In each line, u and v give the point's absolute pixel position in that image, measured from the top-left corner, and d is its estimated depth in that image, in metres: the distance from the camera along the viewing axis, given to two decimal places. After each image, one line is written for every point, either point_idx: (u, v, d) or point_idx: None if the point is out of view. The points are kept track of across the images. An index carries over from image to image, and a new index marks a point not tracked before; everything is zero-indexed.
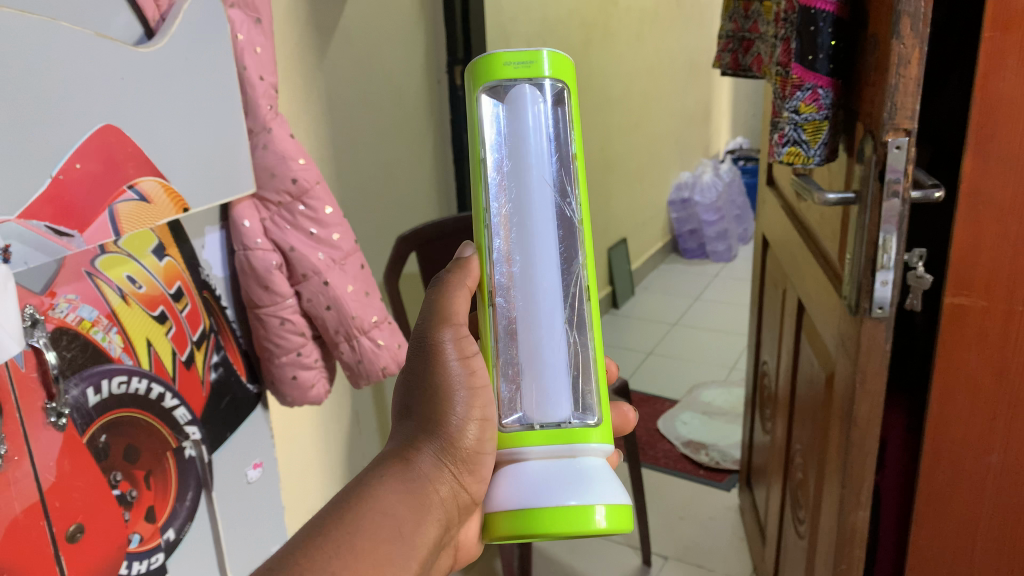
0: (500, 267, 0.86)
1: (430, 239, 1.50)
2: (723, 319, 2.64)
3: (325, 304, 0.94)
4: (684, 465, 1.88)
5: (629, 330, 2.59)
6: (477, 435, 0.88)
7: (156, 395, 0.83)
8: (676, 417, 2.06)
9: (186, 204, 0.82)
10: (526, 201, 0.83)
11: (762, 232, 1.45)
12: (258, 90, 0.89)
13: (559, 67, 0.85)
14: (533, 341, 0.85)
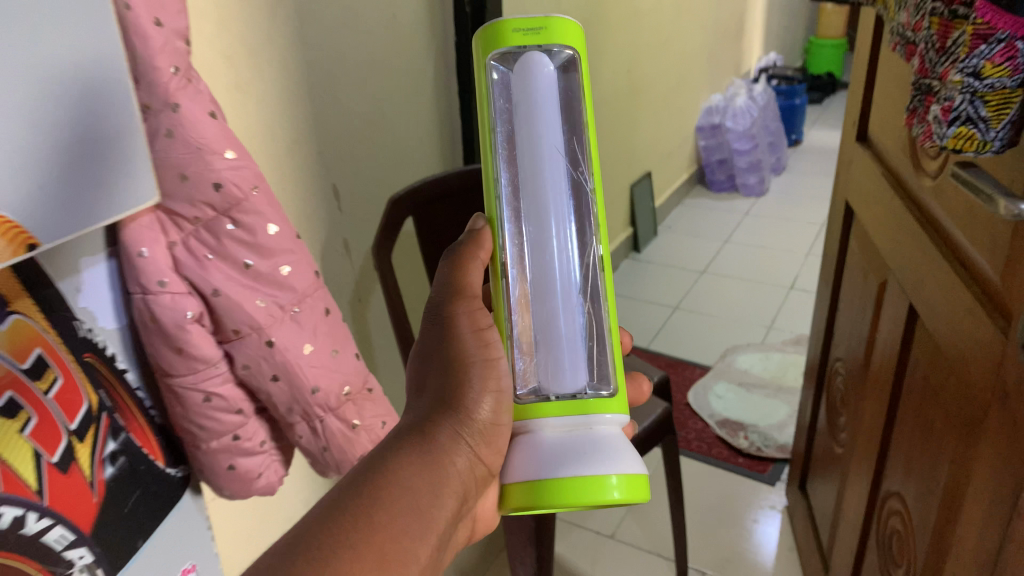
0: (510, 237, 0.72)
1: (427, 206, 1.22)
2: (758, 267, 2.37)
3: (272, 373, 0.71)
4: (720, 451, 1.65)
5: (652, 278, 2.33)
6: (492, 411, 0.75)
7: (9, 520, 0.57)
8: (708, 390, 1.81)
9: (33, 239, 0.52)
10: (536, 163, 0.67)
11: (845, 197, 1.17)
12: (157, 42, 0.59)
13: (570, 29, 0.69)
14: (545, 317, 0.70)
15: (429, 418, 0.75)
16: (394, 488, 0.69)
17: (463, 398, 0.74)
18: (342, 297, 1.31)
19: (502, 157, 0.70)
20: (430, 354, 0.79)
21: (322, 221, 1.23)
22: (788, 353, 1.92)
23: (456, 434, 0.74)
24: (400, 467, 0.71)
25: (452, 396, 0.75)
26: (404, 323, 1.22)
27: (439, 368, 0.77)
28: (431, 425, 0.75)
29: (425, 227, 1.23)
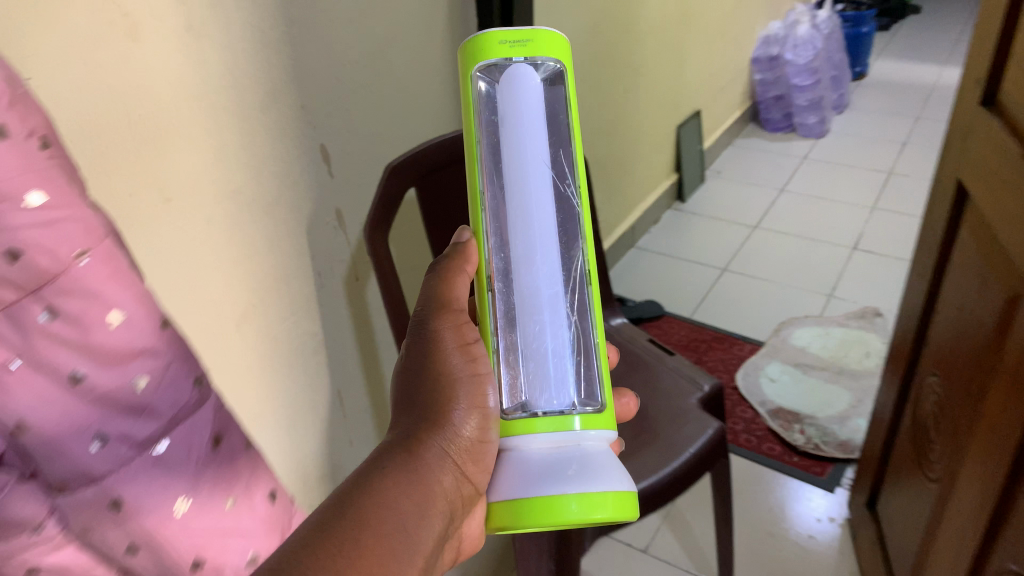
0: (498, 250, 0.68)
1: (427, 173, 1.00)
2: (817, 223, 2.12)
3: (132, 543, 0.51)
4: (772, 447, 1.45)
5: (698, 234, 2.10)
6: (478, 428, 0.68)
7: None
8: (760, 371, 1.61)
9: None
10: (520, 173, 0.65)
11: (957, 175, 0.93)
12: None
13: (556, 42, 0.67)
14: (528, 331, 0.66)
15: (411, 437, 0.68)
16: (382, 509, 0.62)
17: (447, 414, 0.68)
18: (336, 277, 1.12)
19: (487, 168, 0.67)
20: (406, 371, 0.72)
21: (308, 188, 1.03)
22: (851, 329, 1.70)
23: (440, 453, 0.67)
24: (386, 486, 0.64)
25: (437, 411, 0.69)
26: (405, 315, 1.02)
27: (418, 384, 0.71)
28: (413, 443, 0.68)
29: (426, 198, 1.01)
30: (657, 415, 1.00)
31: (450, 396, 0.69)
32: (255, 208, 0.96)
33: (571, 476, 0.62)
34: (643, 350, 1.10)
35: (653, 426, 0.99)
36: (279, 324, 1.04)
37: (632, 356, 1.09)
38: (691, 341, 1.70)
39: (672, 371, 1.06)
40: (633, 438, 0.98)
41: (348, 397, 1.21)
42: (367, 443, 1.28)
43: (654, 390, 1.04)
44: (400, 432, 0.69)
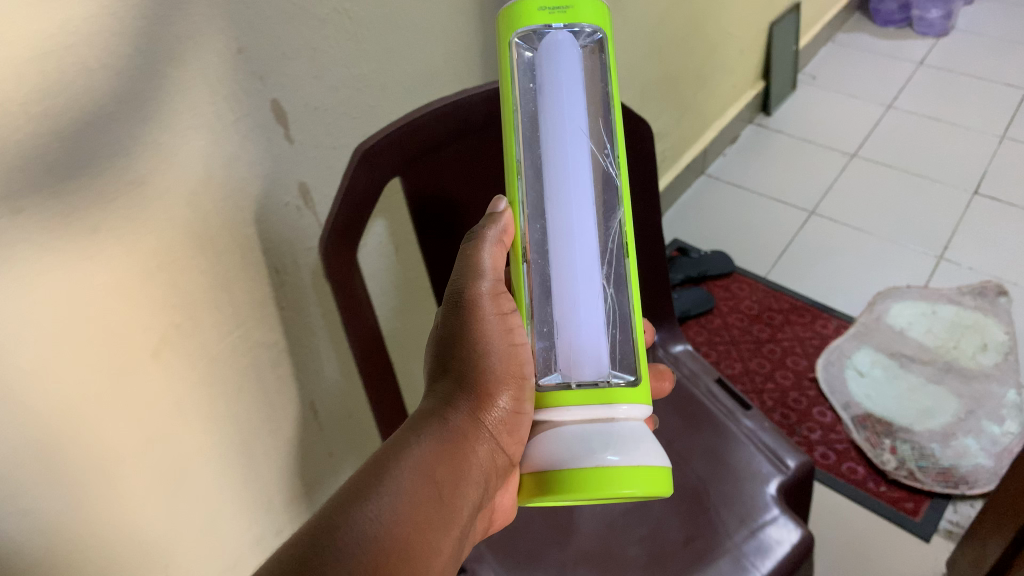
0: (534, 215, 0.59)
1: (424, 156, 0.71)
2: (931, 154, 1.73)
3: None
4: (854, 469, 1.17)
5: (783, 162, 1.74)
6: (513, 400, 0.61)
7: None
8: (846, 360, 1.31)
9: None
10: (560, 145, 0.56)
11: None
12: None
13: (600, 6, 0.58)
14: (564, 306, 0.57)
15: (443, 408, 0.61)
16: (408, 497, 0.55)
17: (482, 383, 0.61)
18: (302, 271, 0.84)
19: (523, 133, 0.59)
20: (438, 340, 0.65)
21: (257, 161, 0.73)
22: (964, 310, 1.37)
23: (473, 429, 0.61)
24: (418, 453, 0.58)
25: (471, 377, 0.62)
26: (381, 350, 0.74)
27: (450, 351, 0.63)
28: (442, 417, 0.61)
29: (422, 191, 0.73)
30: (719, 506, 0.73)
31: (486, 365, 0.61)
32: (171, 199, 0.67)
33: (609, 447, 0.55)
34: (709, 402, 0.82)
35: (711, 524, 0.72)
36: (212, 340, 0.77)
37: (693, 409, 0.82)
38: (764, 311, 1.40)
39: (746, 439, 0.78)
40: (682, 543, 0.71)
41: (324, 406, 0.96)
42: (353, 451, 1.04)
43: (718, 467, 0.76)
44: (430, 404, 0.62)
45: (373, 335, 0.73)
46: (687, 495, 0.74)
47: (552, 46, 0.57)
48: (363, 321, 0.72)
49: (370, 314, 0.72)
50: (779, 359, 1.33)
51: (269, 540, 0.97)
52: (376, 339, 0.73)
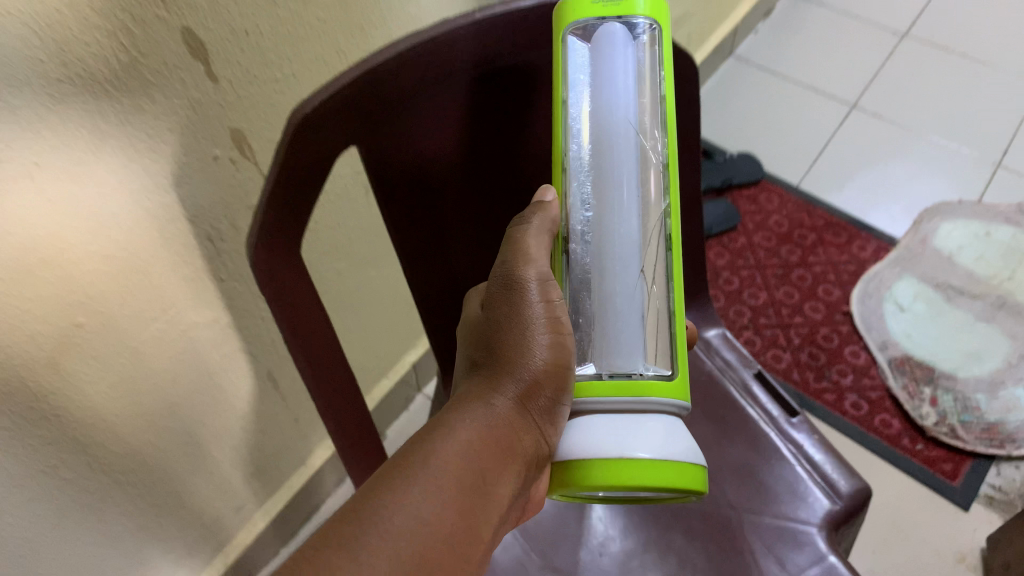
0: (580, 211, 0.45)
1: (400, 132, 0.52)
2: (994, 34, 1.50)
3: None
4: (888, 422, 1.04)
5: (822, 44, 1.52)
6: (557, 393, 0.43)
7: None
8: (885, 291, 1.16)
9: None
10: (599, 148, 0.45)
11: None
12: None
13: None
14: (603, 334, 0.44)
15: (467, 398, 0.44)
16: (396, 512, 0.38)
17: (517, 362, 0.44)
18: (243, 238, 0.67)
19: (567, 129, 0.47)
20: (469, 322, 0.49)
21: (167, 111, 0.55)
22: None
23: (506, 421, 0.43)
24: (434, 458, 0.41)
25: (505, 354, 0.45)
26: (346, 374, 0.58)
27: (481, 331, 0.47)
28: (464, 407, 0.44)
29: (394, 178, 0.54)
30: (753, 546, 0.61)
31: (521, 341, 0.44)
32: (39, 177, 0.49)
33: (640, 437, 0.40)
34: (745, 403, 0.67)
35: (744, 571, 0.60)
36: (132, 332, 0.62)
37: (725, 411, 0.67)
38: (795, 229, 1.24)
39: (789, 455, 0.65)
40: None
41: (284, 373, 0.82)
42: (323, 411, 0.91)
43: (753, 492, 0.63)
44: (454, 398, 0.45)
45: (333, 355, 0.56)
46: (715, 531, 0.62)
47: (610, 34, 0.45)
48: (318, 341, 0.55)
49: (329, 331, 0.55)
50: (809, 289, 1.18)
51: (230, 515, 0.86)
52: (339, 360, 0.57)
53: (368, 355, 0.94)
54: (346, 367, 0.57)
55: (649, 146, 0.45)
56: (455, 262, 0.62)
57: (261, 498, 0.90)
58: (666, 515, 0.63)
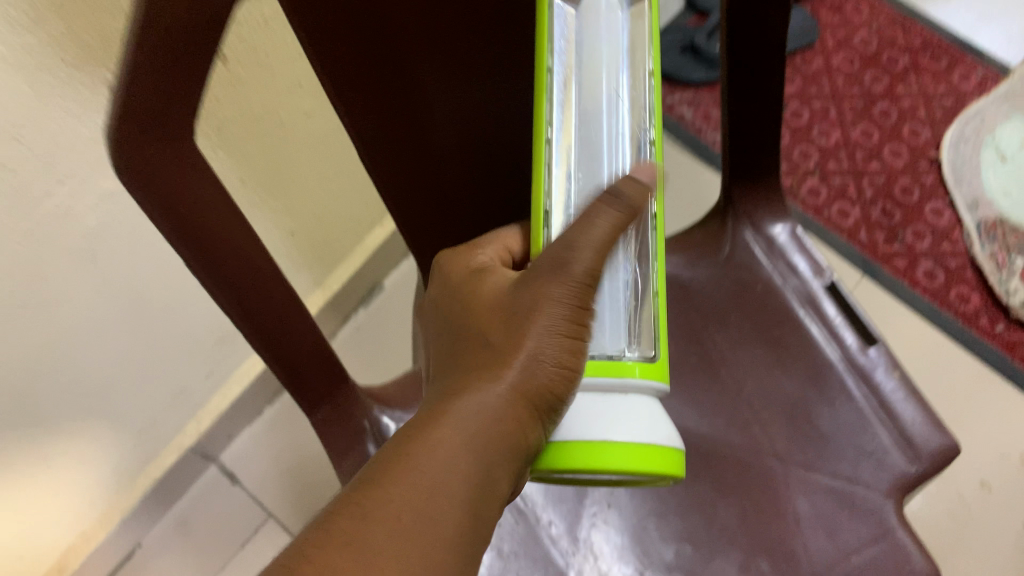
0: (556, 186, 0.34)
1: (375, 77, 0.36)
2: None
3: None
4: (967, 296, 0.89)
5: None
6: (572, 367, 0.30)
7: None
8: (985, 135, 0.96)
9: None
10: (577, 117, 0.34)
11: None
12: None
13: None
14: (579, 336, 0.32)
15: (461, 374, 0.31)
16: (367, 555, 0.27)
17: (528, 324, 0.30)
18: None
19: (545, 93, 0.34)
20: (463, 267, 0.35)
21: None
22: None
23: (513, 405, 0.30)
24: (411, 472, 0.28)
25: (511, 310, 0.31)
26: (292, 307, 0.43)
27: (483, 280, 0.33)
28: (456, 388, 0.31)
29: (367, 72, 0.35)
30: (797, 510, 0.49)
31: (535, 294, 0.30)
32: None
33: (615, 415, 0.30)
34: (809, 323, 0.53)
35: (782, 542, 0.48)
36: (16, 212, 0.49)
37: (781, 333, 0.53)
38: (884, 51, 1.02)
39: (858, 397, 0.51)
40: (734, 569, 0.48)
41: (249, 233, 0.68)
42: (305, 267, 0.78)
43: (804, 441, 0.50)
44: (441, 376, 0.32)
45: (270, 287, 0.41)
46: (752, 486, 0.50)
47: None
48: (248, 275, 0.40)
49: (261, 256, 0.40)
50: (892, 128, 0.98)
51: (200, 382, 0.77)
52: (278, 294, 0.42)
53: (360, 204, 0.78)
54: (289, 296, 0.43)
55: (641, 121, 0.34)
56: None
57: (238, 361, 0.80)
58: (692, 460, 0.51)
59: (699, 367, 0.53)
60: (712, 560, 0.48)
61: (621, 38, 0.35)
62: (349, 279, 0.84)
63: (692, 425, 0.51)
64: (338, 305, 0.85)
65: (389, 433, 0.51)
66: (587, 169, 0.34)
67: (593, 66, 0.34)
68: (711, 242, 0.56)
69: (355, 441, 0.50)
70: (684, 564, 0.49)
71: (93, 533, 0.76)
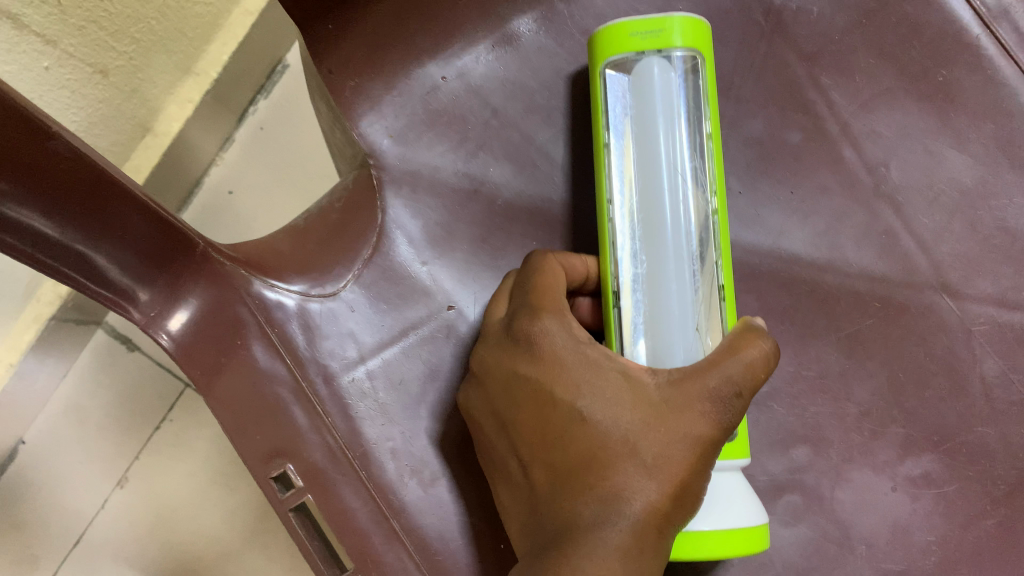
0: (624, 263, 0.28)
1: None
2: None
3: None
4: None
5: None
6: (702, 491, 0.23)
7: None
8: None
9: None
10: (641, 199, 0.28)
11: None
12: None
13: (698, 34, 0.28)
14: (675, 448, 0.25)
15: (593, 492, 0.22)
16: None
17: (678, 451, 0.22)
18: None
19: (612, 174, 0.29)
20: (559, 335, 0.24)
21: None
22: None
23: (660, 535, 0.22)
24: None
25: (658, 422, 0.22)
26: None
27: (596, 361, 0.24)
28: (596, 512, 0.22)
29: None
30: (985, 376, 0.29)
31: (690, 413, 0.22)
32: None
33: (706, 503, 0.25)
34: (998, 52, 0.30)
35: (963, 430, 0.29)
36: None
37: (951, 75, 0.30)
38: None
39: None
40: (886, 479, 0.29)
41: None
42: (161, 45, 0.52)
43: (994, 259, 0.30)
44: (548, 485, 0.23)
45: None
46: (908, 341, 0.30)
47: (652, 63, 0.28)
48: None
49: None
50: None
51: None
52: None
53: None
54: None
55: (702, 188, 0.28)
56: None
57: None
58: (806, 308, 0.30)
59: (807, 149, 0.31)
60: (847, 466, 0.30)
61: (678, 99, 0.28)
62: (234, 58, 0.58)
63: (800, 250, 0.31)
64: (228, 97, 0.60)
65: (289, 319, 0.29)
66: (647, 237, 0.28)
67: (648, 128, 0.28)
68: None
69: (231, 345, 0.28)
70: (804, 478, 0.30)
71: None
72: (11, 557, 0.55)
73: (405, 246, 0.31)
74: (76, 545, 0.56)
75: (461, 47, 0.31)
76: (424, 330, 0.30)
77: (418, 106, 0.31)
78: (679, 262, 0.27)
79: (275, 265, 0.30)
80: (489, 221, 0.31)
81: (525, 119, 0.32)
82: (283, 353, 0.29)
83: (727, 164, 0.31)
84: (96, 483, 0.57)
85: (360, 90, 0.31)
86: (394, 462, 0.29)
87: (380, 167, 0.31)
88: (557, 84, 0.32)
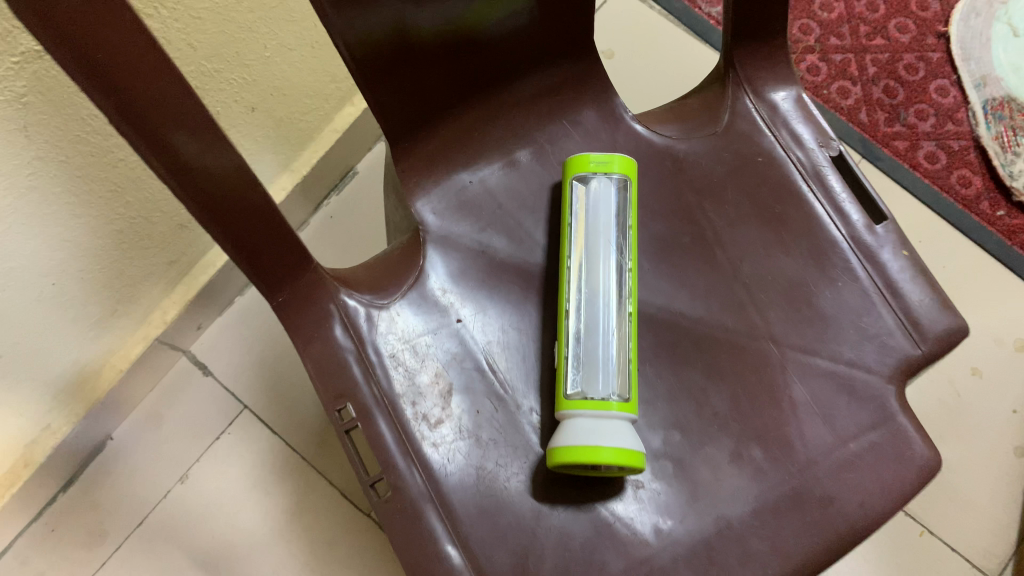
0: (574, 294, 0.46)
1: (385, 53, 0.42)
2: None
3: None
4: (971, 175, 0.85)
5: None
6: None
7: None
8: (998, 9, 0.91)
9: None
10: (587, 256, 0.46)
11: None
12: None
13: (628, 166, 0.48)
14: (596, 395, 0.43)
15: None
16: None
17: None
18: None
19: (571, 242, 0.47)
20: None
21: None
22: None
23: None
24: None
25: None
26: (216, 146, 0.36)
27: None
28: None
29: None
30: (793, 395, 0.46)
31: None
32: None
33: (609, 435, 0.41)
34: (813, 200, 0.49)
35: (777, 429, 0.45)
36: None
37: (783, 209, 0.49)
38: None
39: (862, 277, 0.48)
40: (726, 455, 0.45)
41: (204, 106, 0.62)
42: (272, 146, 0.72)
43: (803, 323, 0.47)
44: None
45: (189, 126, 0.35)
46: (746, 369, 0.47)
47: (600, 180, 0.48)
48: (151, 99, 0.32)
49: (165, 78, 0.32)
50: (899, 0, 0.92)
51: (161, 271, 0.72)
52: (197, 134, 0.35)
53: (328, 79, 0.73)
54: (212, 131, 0.36)
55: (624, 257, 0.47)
56: (432, 102, 0.47)
57: (204, 249, 0.75)
58: (684, 344, 0.47)
59: (693, 246, 0.49)
60: (701, 446, 0.45)
61: (612, 201, 0.47)
62: (320, 162, 0.78)
63: (684, 307, 0.48)
64: (311, 190, 0.80)
65: (357, 316, 0.47)
66: (589, 279, 0.46)
67: (594, 217, 0.47)
68: (709, 110, 0.53)
69: (321, 324, 0.46)
70: (671, 451, 0.45)
71: (59, 427, 0.73)
72: (88, 530, 0.75)
73: (435, 280, 0.49)
74: (137, 526, 0.76)
75: (483, 165, 0.51)
76: (441, 332, 0.48)
77: (454, 196, 0.50)
78: (606, 296, 0.45)
79: (356, 284, 0.48)
80: (489, 270, 0.49)
81: (519, 211, 0.50)
82: (352, 334, 0.46)
83: (643, 250, 0.49)
84: (162, 478, 0.77)
85: (420, 184, 0.50)
86: (412, 409, 0.46)
87: (426, 230, 0.50)
88: (540, 192, 0.51)
